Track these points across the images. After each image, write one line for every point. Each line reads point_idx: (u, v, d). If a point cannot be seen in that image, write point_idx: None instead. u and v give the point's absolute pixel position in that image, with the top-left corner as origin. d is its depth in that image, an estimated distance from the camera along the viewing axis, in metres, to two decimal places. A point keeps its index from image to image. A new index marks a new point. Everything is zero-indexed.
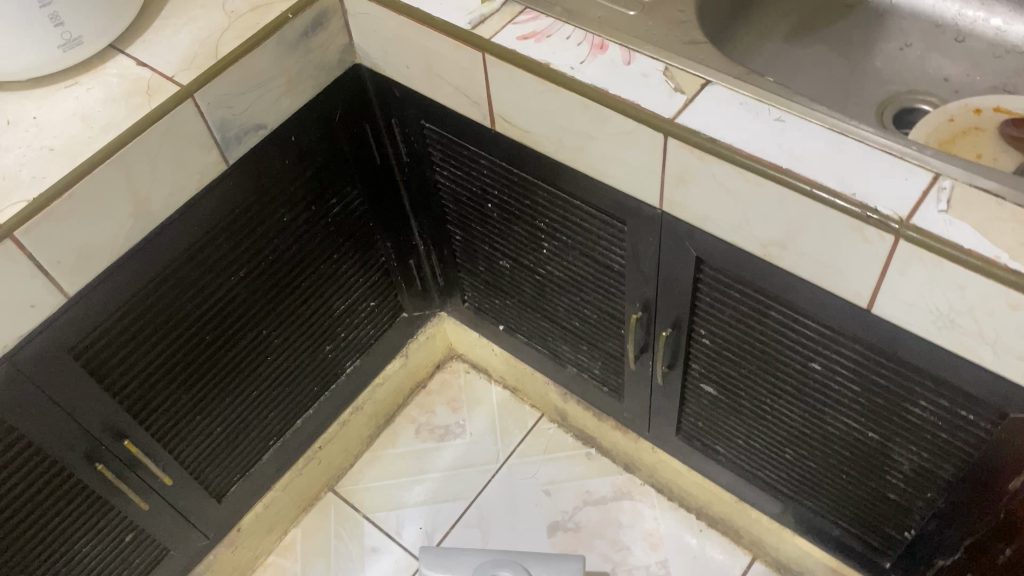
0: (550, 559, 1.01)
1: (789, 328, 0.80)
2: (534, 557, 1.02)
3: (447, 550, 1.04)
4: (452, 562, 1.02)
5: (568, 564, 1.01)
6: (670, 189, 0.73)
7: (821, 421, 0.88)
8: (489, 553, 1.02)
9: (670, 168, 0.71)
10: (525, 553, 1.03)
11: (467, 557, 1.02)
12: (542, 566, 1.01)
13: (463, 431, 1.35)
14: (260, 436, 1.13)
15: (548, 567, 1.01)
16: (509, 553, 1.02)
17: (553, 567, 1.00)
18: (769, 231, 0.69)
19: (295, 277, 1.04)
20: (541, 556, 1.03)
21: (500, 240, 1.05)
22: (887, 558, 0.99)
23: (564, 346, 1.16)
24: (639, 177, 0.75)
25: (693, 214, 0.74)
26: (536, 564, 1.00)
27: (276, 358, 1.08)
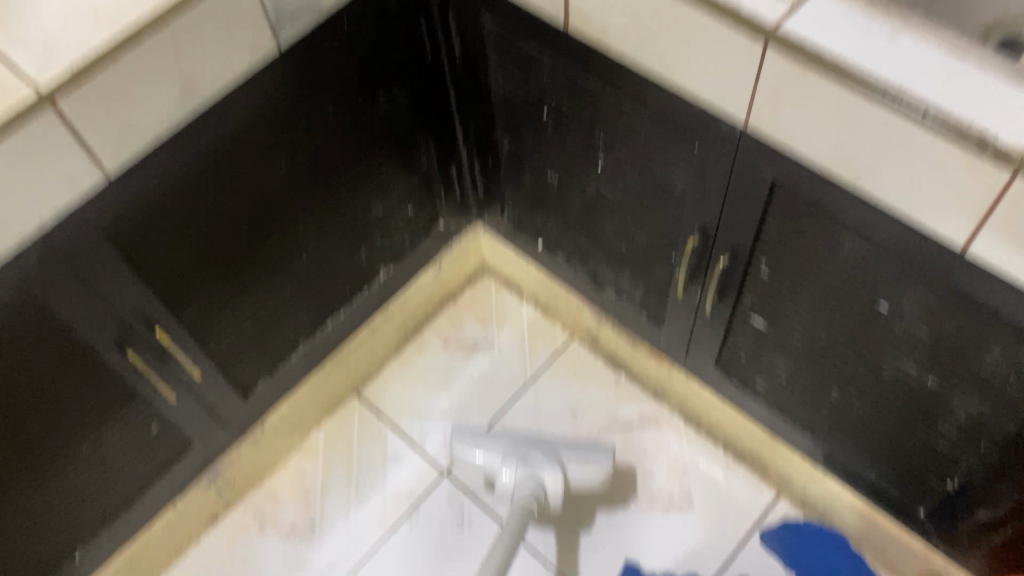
0: (580, 448, 1.04)
1: (861, 265, 0.76)
2: (564, 445, 1.04)
3: (475, 433, 1.06)
4: (480, 444, 1.04)
5: (597, 454, 1.03)
6: (758, 106, 0.68)
7: (877, 364, 0.85)
8: (517, 438, 1.04)
9: (763, 84, 0.66)
10: (556, 442, 1.05)
11: (500, 439, 1.04)
12: (572, 454, 1.03)
13: (491, 347, 1.32)
14: (289, 336, 1.11)
15: (579, 456, 1.03)
16: (541, 441, 1.04)
17: (583, 456, 1.03)
18: (865, 157, 0.64)
19: (336, 176, 0.99)
20: (571, 443, 1.05)
21: (552, 151, 1.00)
22: (922, 506, 0.97)
23: (605, 268, 1.12)
24: (724, 92, 0.70)
25: (781, 134, 0.69)
26: (566, 452, 1.03)
27: (311, 258, 1.05)
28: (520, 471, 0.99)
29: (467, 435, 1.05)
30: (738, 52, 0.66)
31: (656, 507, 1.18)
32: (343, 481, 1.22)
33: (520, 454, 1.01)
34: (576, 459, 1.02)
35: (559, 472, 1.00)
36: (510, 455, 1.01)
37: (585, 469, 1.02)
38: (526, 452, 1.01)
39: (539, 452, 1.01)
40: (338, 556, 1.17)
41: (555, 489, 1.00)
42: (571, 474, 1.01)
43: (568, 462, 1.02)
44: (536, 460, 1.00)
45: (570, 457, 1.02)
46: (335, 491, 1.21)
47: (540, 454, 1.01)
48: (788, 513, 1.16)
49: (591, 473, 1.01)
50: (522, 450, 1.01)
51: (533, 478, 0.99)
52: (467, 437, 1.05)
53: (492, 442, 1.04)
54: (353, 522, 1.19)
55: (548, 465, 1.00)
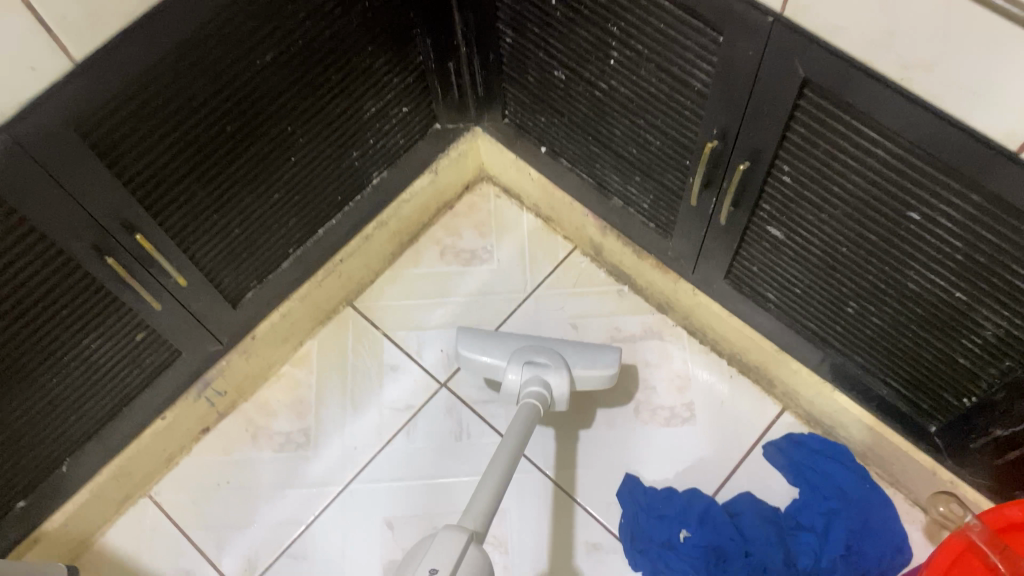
0: (588, 348, 0.99)
1: (893, 170, 0.71)
2: (571, 344, 1.00)
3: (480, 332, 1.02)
4: (484, 346, 1.00)
5: (605, 354, 0.99)
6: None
7: (900, 277, 0.81)
8: (524, 337, 1.00)
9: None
10: (564, 340, 1.00)
11: (506, 339, 1.00)
12: (579, 354, 0.99)
13: (490, 258, 1.28)
14: (278, 243, 1.05)
15: (586, 356, 0.99)
16: (548, 340, 1.00)
17: (591, 355, 0.98)
18: (920, 49, 0.58)
19: (325, 70, 0.92)
20: (578, 341, 1.00)
21: (560, 46, 0.93)
22: (934, 422, 0.95)
23: (613, 175, 1.06)
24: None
25: (823, 23, 0.63)
26: (574, 352, 0.99)
27: (300, 159, 0.99)
28: (526, 373, 0.96)
29: (471, 334, 1.02)
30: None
31: (658, 420, 1.15)
32: (338, 392, 1.18)
33: (526, 355, 0.97)
34: (583, 359, 0.98)
35: (566, 373, 0.96)
36: (516, 356, 0.98)
37: (592, 369, 0.98)
38: (532, 352, 0.97)
39: (545, 352, 0.97)
40: (333, 468, 1.14)
41: (561, 391, 0.97)
42: (577, 374, 0.98)
43: (574, 362, 0.98)
44: (543, 360, 0.96)
45: (576, 358, 0.98)
46: (330, 403, 1.18)
47: (546, 354, 0.97)
48: (793, 427, 1.14)
49: (599, 374, 0.98)
50: (528, 350, 0.98)
51: (539, 381, 0.95)
52: (472, 336, 1.01)
53: (497, 342, 1.00)
54: (349, 434, 1.16)
55: (554, 366, 0.96)
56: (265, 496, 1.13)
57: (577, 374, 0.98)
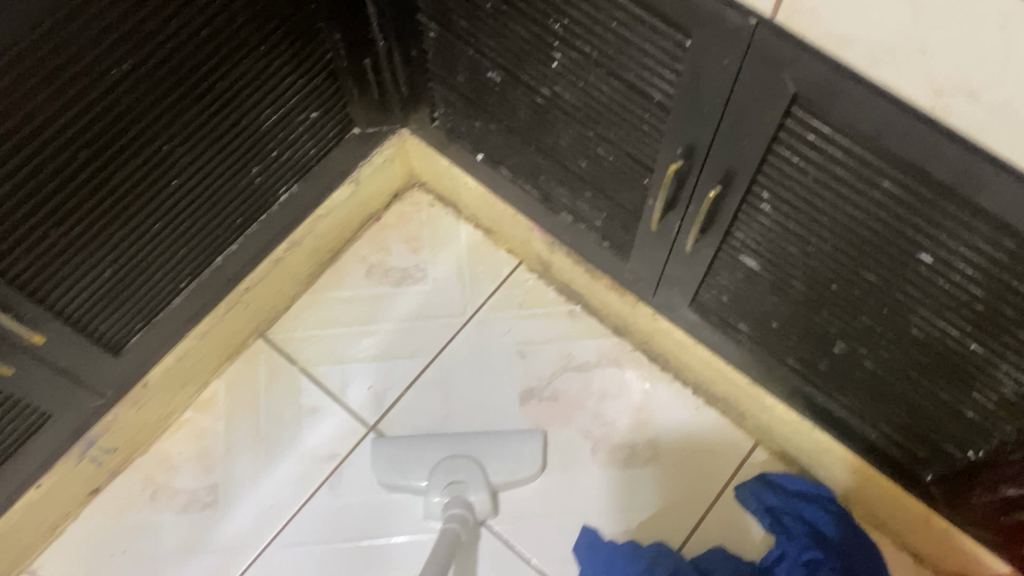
0: (506, 449, 0.99)
1: (901, 205, 0.58)
2: (489, 444, 1.00)
3: (399, 441, 1.01)
4: (403, 461, 0.99)
5: (525, 450, 1.00)
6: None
7: (901, 322, 0.68)
8: (441, 449, 0.99)
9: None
10: (481, 439, 1.00)
11: (423, 455, 0.99)
12: (497, 461, 0.99)
13: (425, 277, 1.12)
14: (166, 279, 0.89)
15: (505, 461, 0.99)
16: (464, 448, 0.99)
17: (509, 463, 0.99)
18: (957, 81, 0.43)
19: (205, 76, 0.75)
20: (497, 436, 1.00)
21: (492, 43, 0.77)
22: (929, 471, 0.84)
23: (561, 188, 0.92)
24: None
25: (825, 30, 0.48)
26: (491, 460, 0.99)
27: (184, 182, 0.82)
28: (446, 495, 0.95)
29: (390, 445, 1.00)
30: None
31: (617, 461, 1.02)
32: (250, 441, 1.03)
33: (446, 475, 0.97)
34: (503, 466, 0.98)
35: (488, 489, 0.97)
36: (435, 477, 0.97)
37: (512, 476, 0.99)
38: (451, 470, 0.97)
39: (466, 468, 0.97)
40: (246, 532, 0.98)
41: (484, 504, 0.97)
42: (498, 485, 0.98)
43: (494, 471, 0.98)
44: (464, 478, 0.96)
45: (496, 465, 0.98)
46: (242, 455, 1.02)
47: (466, 471, 0.97)
48: (767, 464, 1.02)
49: (519, 479, 0.98)
50: (448, 469, 0.97)
51: (462, 502, 0.95)
52: (390, 449, 1.00)
53: (416, 457, 0.99)
54: (263, 490, 1.00)
55: (473, 484, 0.96)
56: (167, 568, 0.97)
57: (496, 483, 0.98)
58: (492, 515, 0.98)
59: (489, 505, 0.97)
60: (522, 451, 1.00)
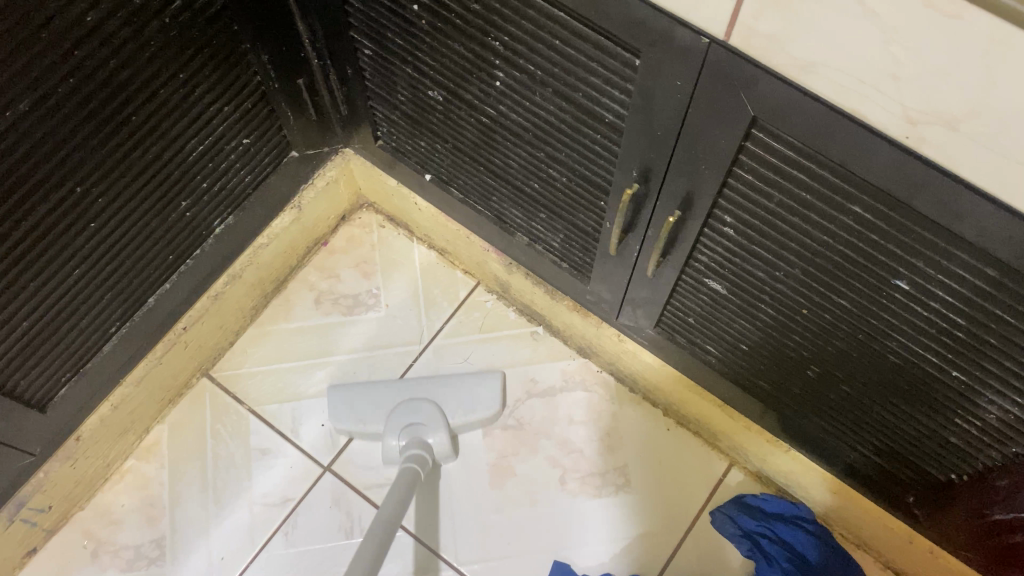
0: (463, 390, 0.97)
1: (874, 231, 0.53)
2: (446, 386, 0.98)
3: (353, 391, 0.98)
4: (359, 409, 0.97)
5: (483, 391, 0.98)
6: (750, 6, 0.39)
7: (878, 348, 0.64)
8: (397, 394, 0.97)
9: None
10: (438, 381, 0.98)
11: (378, 401, 0.97)
12: (454, 400, 0.97)
13: (378, 303, 1.06)
14: (94, 324, 0.82)
15: (462, 401, 0.97)
16: (420, 390, 0.97)
17: (466, 402, 0.97)
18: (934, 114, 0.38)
19: (119, 111, 0.69)
20: (454, 379, 0.98)
21: (430, 61, 0.72)
22: (911, 492, 0.80)
23: (514, 209, 0.87)
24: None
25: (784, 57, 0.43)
26: (448, 401, 0.96)
27: (103, 223, 0.75)
28: (403, 436, 0.93)
29: (344, 394, 0.98)
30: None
31: (588, 489, 0.97)
32: (197, 487, 0.97)
33: (402, 418, 0.94)
34: (461, 405, 0.96)
35: (446, 427, 0.95)
36: (392, 418, 0.94)
37: (472, 417, 0.96)
38: (407, 413, 0.95)
39: (423, 407, 0.95)
40: None
41: (443, 444, 0.94)
42: (456, 424, 0.96)
43: (452, 413, 0.96)
44: (420, 419, 0.94)
45: (454, 407, 0.96)
46: (189, 503, 0.96)
47: (422, 411, 0.94)
48: (743, 486, 0.98)
49: (477, 418, 0.96)
50: (403, 411, 0.95)
51: (420, 442, 0.92)
52: (343, 397, 0.98)
53: (371, 402, 0.97)
54: (214, 539, 0.94)
55: (431, 423, 0.94)
56: None
57: (454, 423, 0.96)
58: (452, 455, 0.96)
59: (448, 443, 0.95)
60: (480, 391, 0.98)
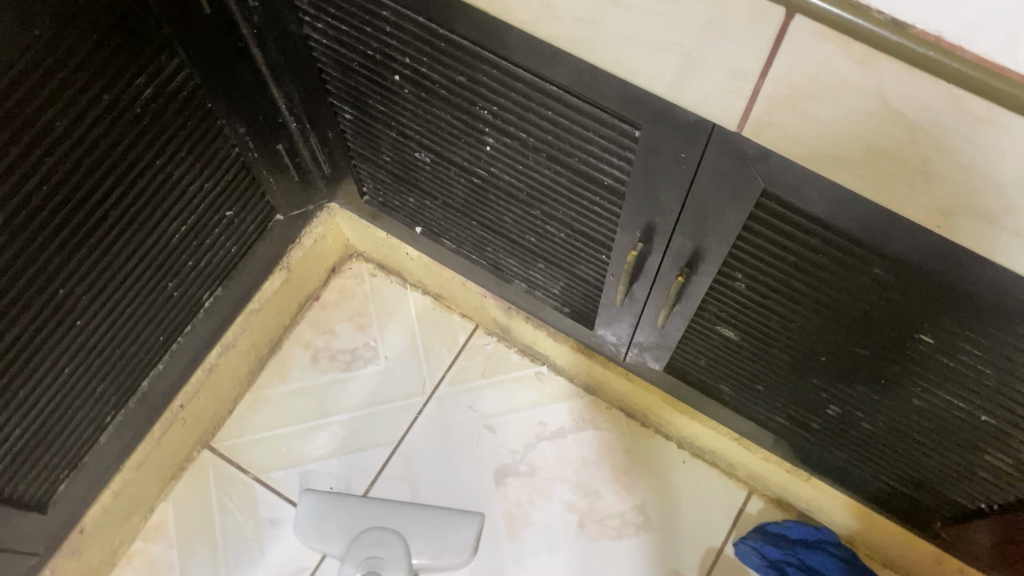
0: (436, 528, 0.92)
1: (895, 289, 0.51)
2: (419, 520, 0.92)
3: (329, 498, 0.94)
4: (324, 527, 0.92)
5: (458, 535, 0.92)
6: (763, 102, 0.37)
7: (901, 393, 0.62)
8: (366, 518, 0.92)
9: (781, 71, 0.35)
10: (413, 512, 0.93)
11: (348, 523, 0.92)
12: (423, 540, 0.91)
13: (376, 356, 1.04)
14: (88, 417, 0.79)
15: (431, 540, 0.91)
16: (391, 521, 0.92)
17: (436, 542, 0.91)
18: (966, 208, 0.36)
19: (97, 207, 0.66)
20: (430, 512, 0.93)
21: (414, 126, 0.70)
22: (939, 518, 0.79)
23: (510, 258, 0.84)
24: (702, 80, 0.38)
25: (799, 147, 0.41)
26: (417, 537, 0.91)
27: (90, 318, 0.73)
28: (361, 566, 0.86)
29: (319, 504, 0.94)
30: (740, 16, 0.33)
31: (607, 532, 0.95)
32: (208, 563, 0.94)
33: (364, 547, 0.88)
34: (429, 546, 0.91)
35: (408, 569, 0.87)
36: (354, 547, 0.88)
37: (437, 560, 0.91)
38: (371, 544, 0.88)
39: (391, 543, 0.88)
40: None
41: None
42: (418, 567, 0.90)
43: (418, 552, 0.90)
44: (384, 554, 0.87)
45: (422, 544, 0.91)
46: None
47: (387, 546, 0.88)
48: (764, 513, 0.96)
49: (441, 563, 0.91)
50: (369, 541, 0.88)
51: None
52: (314, 509, 0.94)
53: (340, 526, 0.92)
54: None
55: (394, 560, 0.87)
56: None
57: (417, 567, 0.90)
58: None
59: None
60: (453, 528, 0.93)
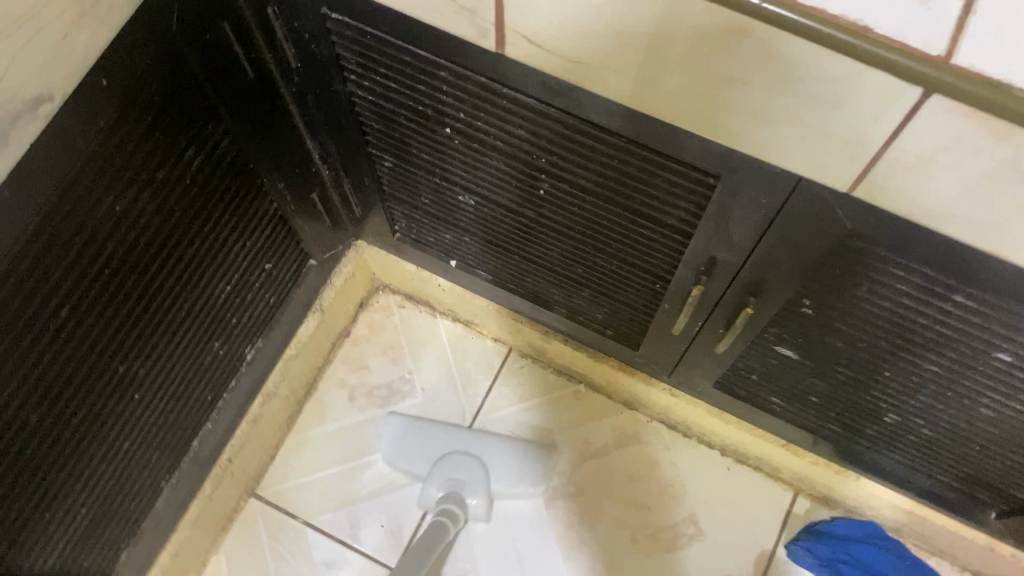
0: (514, 458, 0.97)
1: (975, 316, 0.52)
2: (499, 448, 0.98)
3: (415, 424, 1.00)
4: (407, 454, 0.98)
5: (534, 463, 0.98)
6: (883, 167, 0.38)
7: (969, 403, 0.63)
8: (449, 442, 0.98)
9: (907, 137, 0.36)
10: (491, 440, 0.98)
11: (431, 446, 0.98)
12: (503, 467, 0.97)
13: (413, 389, 1.04)
14: (145, 485, 0.79)
15: (509, 469, 0.97)
16: (473, 446, 0.97)
17: (515, 470, 0.97)
18: None
19: (152, 281, 0.65)
20: (508, 443, 0.99)
21: (461, 172, 0.69)
22: (993, 510, 0.81)
23: (552, 288, 0.85)
24: (818, 147, 0.39)
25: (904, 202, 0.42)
26: (497, 465, 0.96)
27: (147, 388, 0.72)
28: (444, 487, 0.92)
29: (404, 428, 0.99)
30: (873, 94, 0.35)
31: (661, 546, 0.96)
32: None
33: (445, 470, 0.94)
34: (505, 474, 0.96)
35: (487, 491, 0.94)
36: (438, 468, 0.95)
37: (514, 489, 0.96)
38: (452, 466, 0.95)
39: (471, 468, 0.95)
40: None
41: (478, 508, 0.94)
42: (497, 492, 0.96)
43: (497, 479, 0.96)
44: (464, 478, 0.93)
45: (499, 473, 0.96)
46: None
47: (467, 469, 0.94)
48: (812, 513, 0.98)
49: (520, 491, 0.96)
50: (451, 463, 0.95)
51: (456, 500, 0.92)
52: (401, 430, 1.00)
53: (423, 449, 0.98)
54: None
55: (474, 486, 0.93)
56: None
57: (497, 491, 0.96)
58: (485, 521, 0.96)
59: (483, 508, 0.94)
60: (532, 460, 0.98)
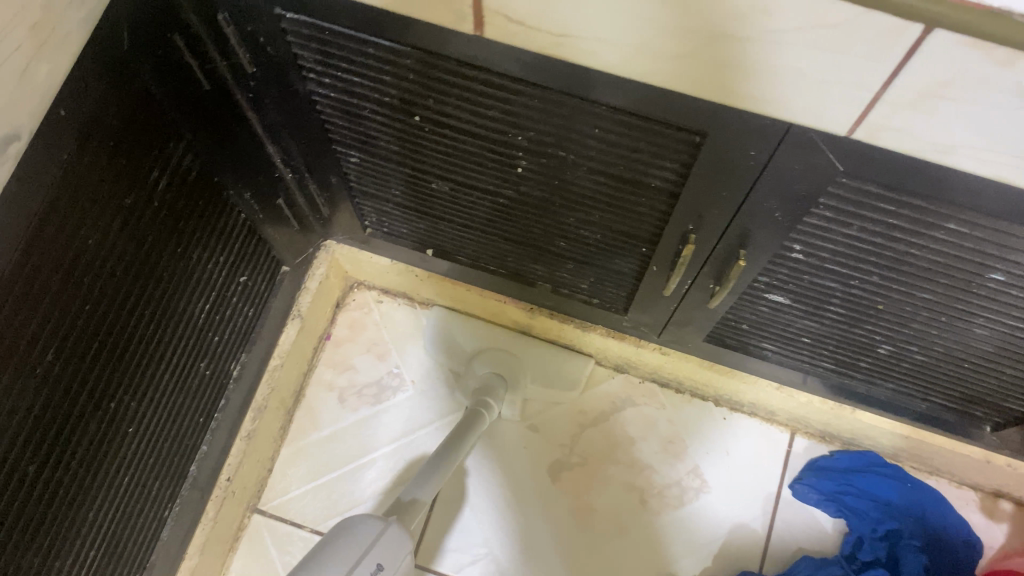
0: (550, 361, 1.00)
1: (968, 241, 0.53)
2: (538, 350, 1.00)
3: (451, 327, 1.03)
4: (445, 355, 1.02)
5: (569, 365, 1.00)
6: (883, 109, 0.40)
7: (962, 325, 0.65)
8: (491, 340, 1.00)
9: (907, 77, 0.38)
10: (530, 343, 1.01)
11: (471, 342, 1.01)
12: (541, 366, 0.99)
13: (402, 382, 1.04)
14: (149, 517, 0.77)
15: (546, 368, 0.99)
16: (513, 344, 1.00)
17: (552, 369, 0.99)
18: None
19: (135, 309, 0.63)
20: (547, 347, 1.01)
21: (432, 159, 0.68)
22: (988, 423, 0.83)
23: (534, 264, 0.84)
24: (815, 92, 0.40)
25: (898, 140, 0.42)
26: (535, 363, 0.99)
27: (140, 420, 0.70)
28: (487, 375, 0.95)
29: (441, 331, 1.03)
30: (873, 37, 0.36)
31: (670, 502, 0.97)
32: None
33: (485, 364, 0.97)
34: (539, 375, 0.99)
35: (519, 385, 0.98)
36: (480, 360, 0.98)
37: (548, 387, 0.99)
38: (491, 361, 0.98)
39: (505, 363, 0.97)
40: None
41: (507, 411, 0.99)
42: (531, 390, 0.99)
43: (536, 380, 0.99)
44: (498, 371, 0.96)
45: (536, 374, 0.99)
46: None
47: (502, 367, 0.97)
48: (811, 450, 1.00)
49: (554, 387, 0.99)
50: (487, 358, 0.98)
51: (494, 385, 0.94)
52: (438, 330, 1.03)
53: (457, 354, 1.02)
54: None
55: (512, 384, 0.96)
56: None
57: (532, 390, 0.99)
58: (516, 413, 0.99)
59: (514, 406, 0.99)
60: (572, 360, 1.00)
